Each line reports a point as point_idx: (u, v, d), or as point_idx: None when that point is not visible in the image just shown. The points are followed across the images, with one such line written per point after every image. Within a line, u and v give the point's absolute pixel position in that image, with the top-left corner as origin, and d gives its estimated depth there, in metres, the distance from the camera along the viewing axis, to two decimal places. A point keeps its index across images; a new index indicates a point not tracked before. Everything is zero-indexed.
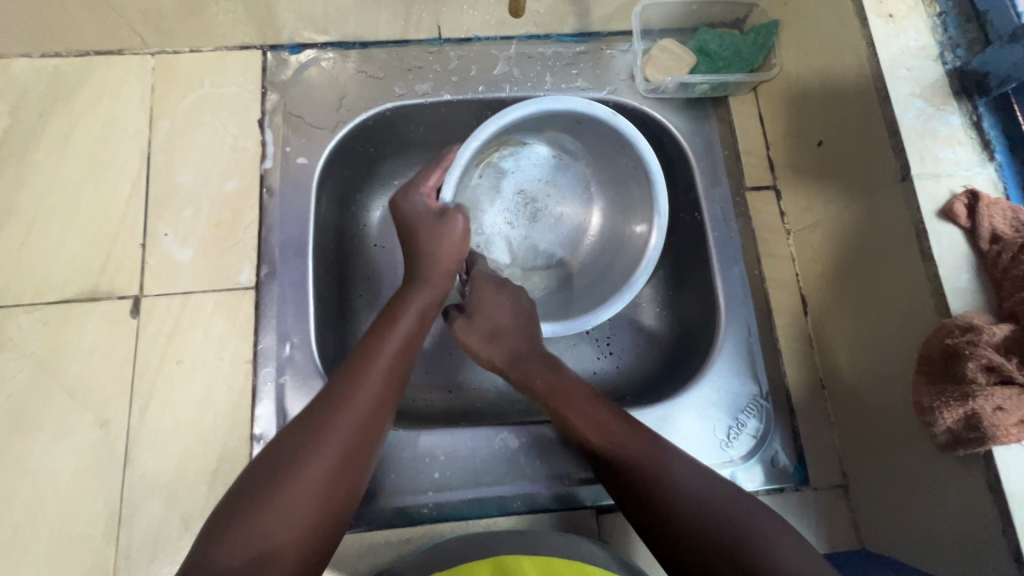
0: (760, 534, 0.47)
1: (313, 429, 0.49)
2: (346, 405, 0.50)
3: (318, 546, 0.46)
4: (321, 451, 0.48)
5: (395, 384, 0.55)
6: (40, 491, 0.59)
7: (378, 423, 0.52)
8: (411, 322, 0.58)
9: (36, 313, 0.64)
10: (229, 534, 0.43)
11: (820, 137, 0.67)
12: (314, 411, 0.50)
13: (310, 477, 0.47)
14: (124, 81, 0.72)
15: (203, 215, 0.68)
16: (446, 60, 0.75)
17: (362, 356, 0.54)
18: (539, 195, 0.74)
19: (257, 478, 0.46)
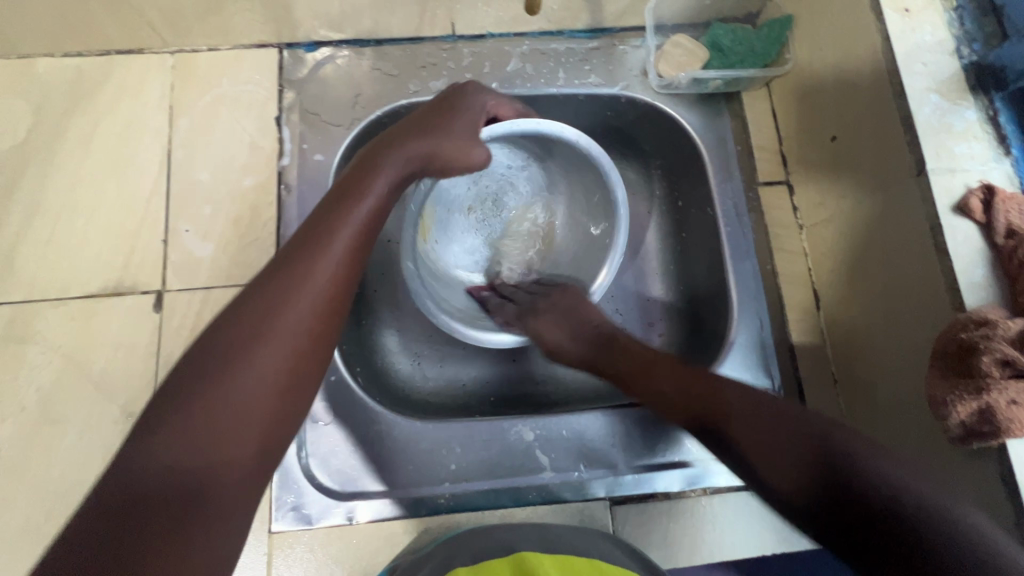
0: (906, 488, 0.43)
1: (257, 324, 0.46)
2: (292, 304, 0.48)
3: (259, 455, 0.44)
4: (268, 350, 0.45)
5: (347, 282, 0.52)
6: (70, 481, 0.61)
7: (327, 322, 0.50)
8: (367, 208, 0.55)
9: (63, 307, 0.65)
10: (166, 429, 0.41)
11: (834, 133, 0.67)
12: (259, 302, 0.47)
13: (255, 374, 0.45)
14: (144, 79, 0.73)
15: (223, 211, 0.70)
16: (460, 57, 0.76)
17: (312, 248, 0.51)
18: (497, 200, 0.76)
19: (184, 386, 0.43)
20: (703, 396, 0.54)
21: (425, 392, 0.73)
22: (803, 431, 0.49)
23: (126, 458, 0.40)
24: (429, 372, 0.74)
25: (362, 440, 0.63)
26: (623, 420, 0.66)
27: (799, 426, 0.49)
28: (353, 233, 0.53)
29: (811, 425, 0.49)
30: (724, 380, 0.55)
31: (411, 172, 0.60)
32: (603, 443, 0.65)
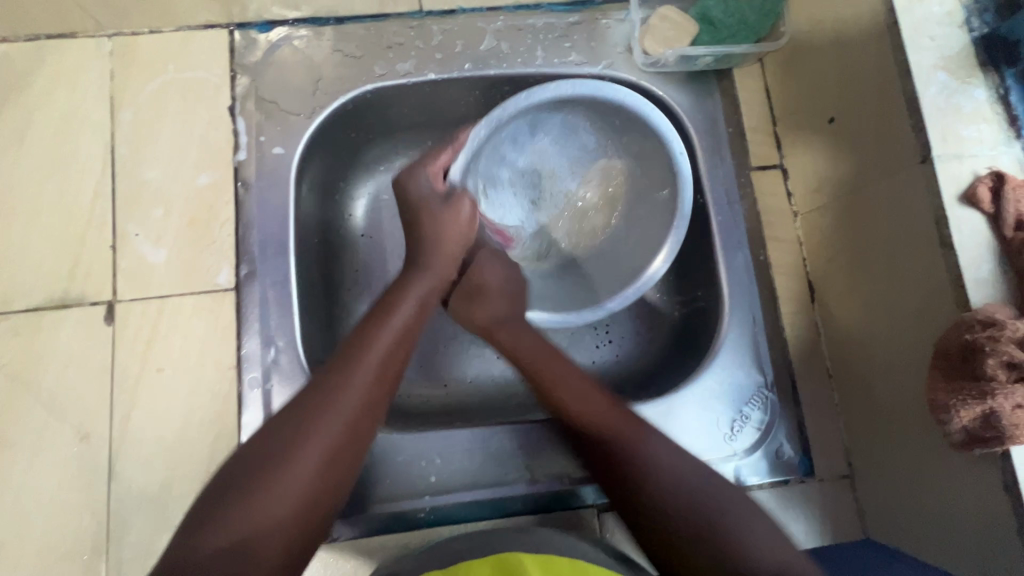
0: (734, 521, 0.47)
1: (301, 420, 0.47)
2: (341, 398, 0.48)
3: (304, 538, 0.45)
4: (309, 445, 0.46)
5: (391, 379, 0.52)
6: (22, 509, 0.57)
7: (373, 414, 0.50)
8: (410, 312, 0.56)
9: (4, 323, 0.61)
10: (215, 521, 0.42)
11: (832, 113, 0.63)
12: (307, 397, 0.48)
13: (302, 466, 0.45)
14: (81, 67, 0.67)
15: (175, 213, 0.64)
16: (429, 35, 0.70)
17: (362, 342, 0.52)
18: (537, 190, 0.71)
19: (241, 469, 0.45)
20: (585, 417, 0.54)
21: (404, 395, 0.70)
22: (687, 499, 0.48)
23: (182, 541, 0.42)
24: (408, 373, 0.71)
25: None
26: None
27: (671, 473, 0.50)
28: (399, 328, 0.54)
29: (701, 488, 0.49)
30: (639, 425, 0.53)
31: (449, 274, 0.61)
32: None
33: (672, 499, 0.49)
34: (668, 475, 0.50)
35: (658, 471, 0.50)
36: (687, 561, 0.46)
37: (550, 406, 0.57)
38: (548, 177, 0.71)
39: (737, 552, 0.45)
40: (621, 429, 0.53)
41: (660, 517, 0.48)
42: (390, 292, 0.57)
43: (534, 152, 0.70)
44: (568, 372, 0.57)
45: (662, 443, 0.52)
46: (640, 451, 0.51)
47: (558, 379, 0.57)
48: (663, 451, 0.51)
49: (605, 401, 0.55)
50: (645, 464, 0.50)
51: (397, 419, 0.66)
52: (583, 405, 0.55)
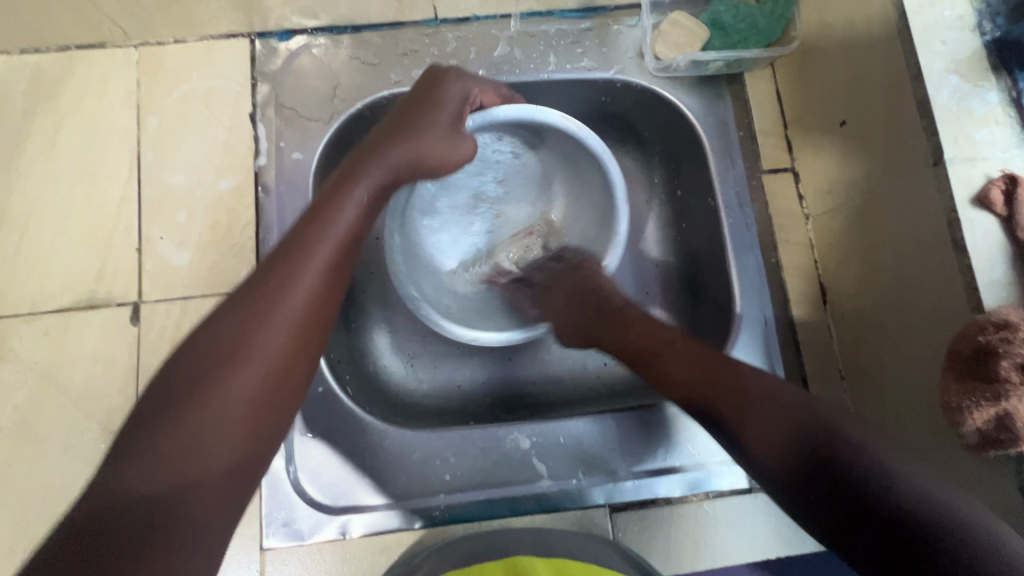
0: (881, 469, 0.42)
1: (229, 348, 0.43)
2: (269, 320, 0.45)
3: (240, 479, 0.42)
4: (239, 377, 0.43)
5: (334, 276, 0.50)
6: (52, 503, 0.59)
7: (319, 316, 0.48)
8: (357, 207, 0.53)
9: (36, 323, 0.63)
10: (131, 459, 0.39)
11: (843, 117, 0.63)
12: (234, 318, 0.44)
13: (230, 396, 0.42)
14: (109, 77, 0.69)
15: (198, 216, 0.66)
16: (443, 42, 0.71)
17: (299, 244, 0.49)
18: (491, 231, 0.73)
19: (156, 403, 0.41)
20: (698, 386, 0.52)
21: (418, 395, 0.71)
22: (810, 422, 0.46)
23: (100, 483, 0.38)
24: (422, 374, 0.72)
25: (353, 452, 0.61)
26: (623, 425, 0.64)
27: (792, 409, 0.47)
28: (346, 226, 0.52)
29: (807, 410, 0.47)
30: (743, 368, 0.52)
31: (405, 163, 0.57)
32: (602, 448, 0.63)
33: (793, 429, 0.46)
34: (780, 420, 0.47)
35: (757, 417, 0.48)
36: (839, 478, 0.43)
37: (649, 378, 0.57)
38: (490, 217, 0.73)
39: (875, 459, 0.43)
40: (768, 422, 0.47)
41: (823, 443, 0.45)
42: (335, 185, 0.54)
43: (463, 217, 0.72)
44: (661, 340, 0.57)
45: (776, 386, 0.50)
46: (749, 398, 0.49)
47: (668, 361, 0.55)
48: (767, 396, 0.49)
49: (697, 355, 0.55)
50: (752, 411, 0.48)
51: (412, 419, 0.67)
52: (678, 364, 0.54)
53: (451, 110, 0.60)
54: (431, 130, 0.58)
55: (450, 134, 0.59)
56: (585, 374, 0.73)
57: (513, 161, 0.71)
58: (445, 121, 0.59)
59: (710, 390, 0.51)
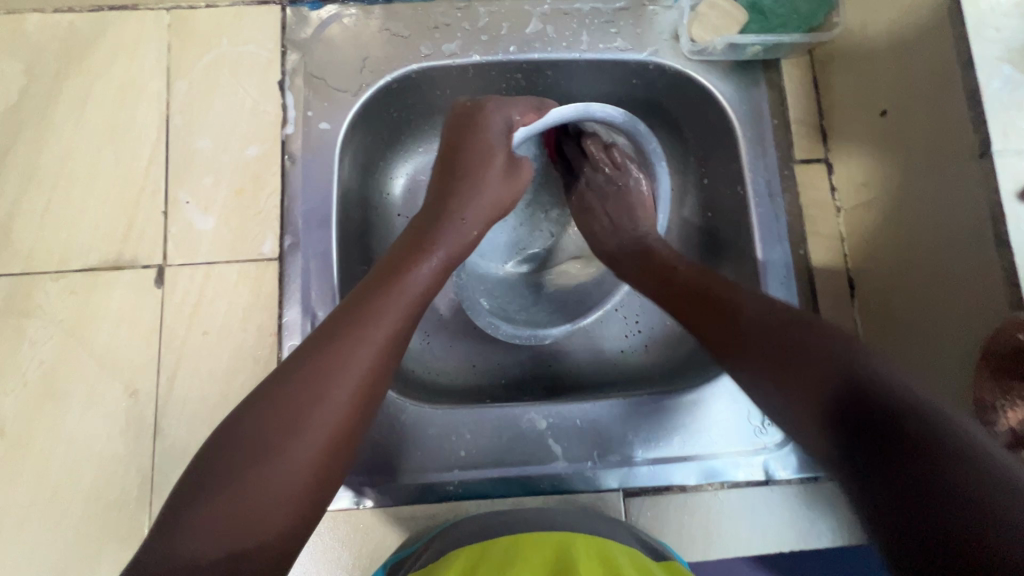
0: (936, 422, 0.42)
1: (296, 406, 0.43)
2: (336, 384, 0.44)
3: (298, 537, 0.43)
4: (300, 441, 0.42)
5: (397, 350, 0.50)
6: (74, 458, 0.60)
7: (378, 383, 0.48)
8: (426, 275, 0.53)
9: (62, 280, 0.63)
10: (202, 505, 0.39)
11: (884, 106, 0.61)
12: (305, 375, 0.44)
13: (295, 457, 0.42)
14: (140, 40, 0.69)
15: (224, 182, 0.66)
16: (475, 16, 0.70)
17: (367, 310, 0.48)
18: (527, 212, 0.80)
19: (228, 452, 0.41)
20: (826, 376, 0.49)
21: (435, 372, 0.71)
22: (912, 395, 0.44)
23: (164, 533, 0.39)
24: (437, 351, 0.72)
25: (369, 423, 0.61)
26: (640, 410, 0.63)
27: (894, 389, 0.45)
28: (411, 299, 0.51)
29: (829, 343, 0.51)
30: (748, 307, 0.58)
31: (474, 235, 0.59)
32: (618, 431, 0.63)
33: (899, 399, 0.44)
34: (903, 396, 0.45)
35: (899, 396, 0.45)
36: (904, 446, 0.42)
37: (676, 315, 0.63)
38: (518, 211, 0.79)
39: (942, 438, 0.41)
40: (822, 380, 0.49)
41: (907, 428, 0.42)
42: (405, 250, 0.55)
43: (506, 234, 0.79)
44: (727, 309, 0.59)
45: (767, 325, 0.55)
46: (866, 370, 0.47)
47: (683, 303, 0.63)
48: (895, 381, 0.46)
49: (781, 325, 0.55)
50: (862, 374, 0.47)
51: (428, 395, 0.67)
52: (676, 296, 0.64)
53: (501, 146, 0.61)
54: (487, 174, 0.61)
55: (507, 177, 0.62)
56: (601, 360, 0.73)
57: (540, 151, 0.77)
58: (498, 158, 0.61)
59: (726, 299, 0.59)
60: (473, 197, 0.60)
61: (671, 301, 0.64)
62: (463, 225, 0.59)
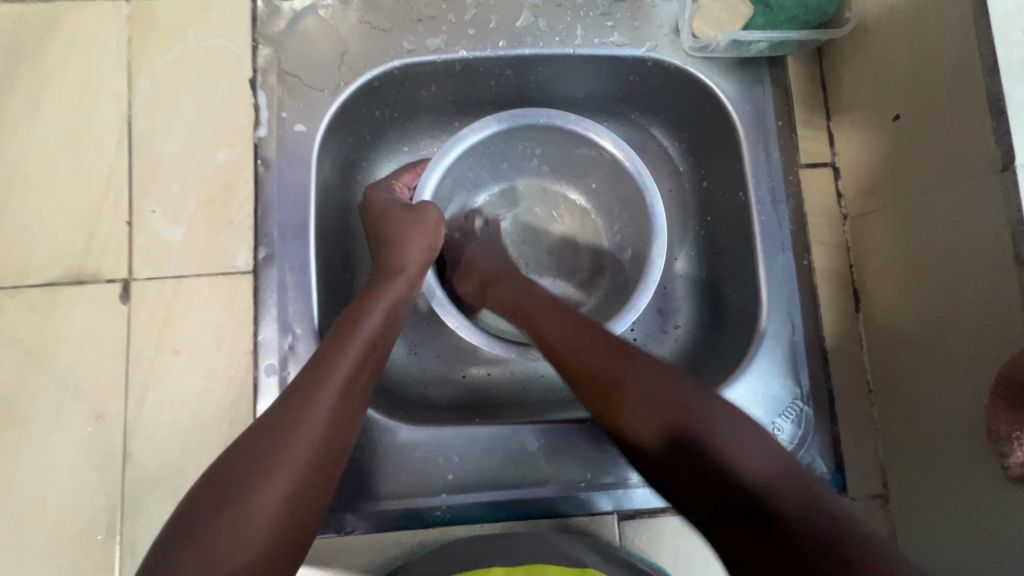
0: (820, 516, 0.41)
1: (256, 465, 0.42)
2: (296, 434, 0.43)
3: None
4: (262, 497, 0.41)
5: (358, 394, 0.48)
6: (38, 486, 0.56)
7: (346, 429, 0.47)
8: (378, 320, 0.52)
9: (20, 297, 0.59)
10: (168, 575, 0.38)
11: (897, 111, 0.58)
12: (262, 435, 0.43)
13: (255, 515, 0.40)
14: (98, 33, 0.64)
15: (193, 190, 0.62)
16: (461, 8, 0.65)
17: (320, 363, 0.48)
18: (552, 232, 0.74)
19: (194, 519, 0.40)
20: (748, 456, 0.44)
21: (422, 385, 0.68)
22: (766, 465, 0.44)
23: None
24: (425, 363, 0.69)
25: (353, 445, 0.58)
26: None
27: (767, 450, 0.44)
28: (364, 343, 0.50)
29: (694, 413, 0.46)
30: (636, 364, 0.50)
31: (418, 275, 0.58)
32: (613, 451, 0.60)
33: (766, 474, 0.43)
34: (740, 451, 0.44)
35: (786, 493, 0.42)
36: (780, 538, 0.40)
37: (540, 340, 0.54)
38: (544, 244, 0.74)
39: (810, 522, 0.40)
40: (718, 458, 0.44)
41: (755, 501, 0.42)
42: (361, 299, 0.55)
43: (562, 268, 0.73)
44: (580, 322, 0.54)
45: (656, 372, 0.49)
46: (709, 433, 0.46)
47: (544, 324, 0.55)
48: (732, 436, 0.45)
49: (620, 356, 0.50)
50: (708, 435, 0.45)
51: (415, 412, 0.64)
52: (562, 329, 0.53)
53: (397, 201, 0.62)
54: (398, 228, 0.59)
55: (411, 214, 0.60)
56: None
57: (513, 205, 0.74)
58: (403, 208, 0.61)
59: (591, 362, 0.51)
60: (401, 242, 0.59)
61: (540, 307, 0.56)
62: (408, 270, 0.58)
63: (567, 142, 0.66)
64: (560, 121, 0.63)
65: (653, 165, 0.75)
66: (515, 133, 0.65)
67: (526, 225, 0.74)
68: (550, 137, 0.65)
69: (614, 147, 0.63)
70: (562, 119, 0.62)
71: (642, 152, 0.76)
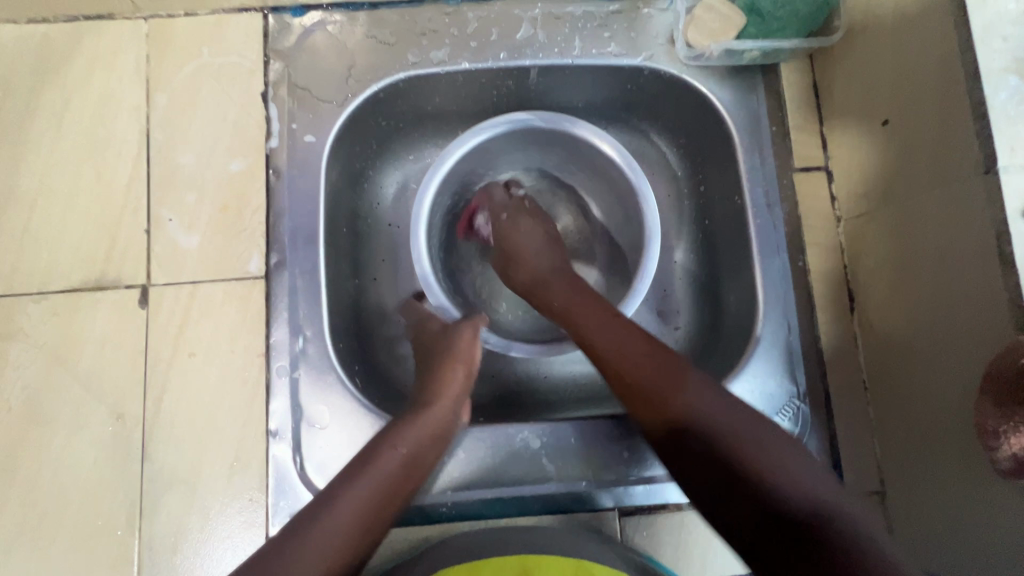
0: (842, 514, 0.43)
1: (299, 534, 0.47)
2: (336, 513, 0.48)
3: None
4: (294, 564, 0.45)
5: (423, 464, 0.54)
6: (62, 485, 0.59)
7: (384, 516, 0.50)
8: (456, 392, 0.58)
9: (44, 302, 0.62)
10: None
11: (886, 115, 0.59)
12: (333, 485, 0.51)
13: (309, 556, 0.45)
14: (118, 50, 0.67)
15: (208, 199, 0.64)
16: (464, 21, 0.68)
17: (394, 429, 0.54)
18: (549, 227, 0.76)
19: (267, 546, 0.47)
20: (736, 426, 0.49)
21: None
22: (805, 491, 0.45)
23: None
24: None
25: None
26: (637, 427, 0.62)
27: (789, 470, 0.46)
28: (437, 413, 0.56)
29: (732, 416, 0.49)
30: (687, 377, 0.52)
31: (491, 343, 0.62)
32: (613, 449, 0.62)
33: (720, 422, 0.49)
34: (716, 412, 0.50)
35: (780, 469, 0.46)
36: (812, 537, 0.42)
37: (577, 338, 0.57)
38: None
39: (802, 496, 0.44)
40: (717, 422, 0.49)
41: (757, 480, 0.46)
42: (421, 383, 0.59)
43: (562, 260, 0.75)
44: (598, 313, 0.57)
45: (709, 392, 0.51)
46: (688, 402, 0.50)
47: (590, 324, 0.56)
48: (725, 413, 0.50)
49: (652, 348, 0.54)
50: (694, 416, 0.49)
51: None
52: (607, 333, 0.55)
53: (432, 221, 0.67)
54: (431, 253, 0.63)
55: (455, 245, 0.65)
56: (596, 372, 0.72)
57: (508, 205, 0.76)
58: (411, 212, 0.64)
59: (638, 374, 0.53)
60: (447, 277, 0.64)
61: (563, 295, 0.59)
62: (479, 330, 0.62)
63: (547, 140, 0.68)
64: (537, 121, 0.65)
65: (652, 170, 0.77)
66: (504, 136, 0.67)
67: None
68: (537, 137, 0.68)
69: (608, 150, 0.65)
70: (551, 119, 0.65)
71: (641, 157, 0.78)
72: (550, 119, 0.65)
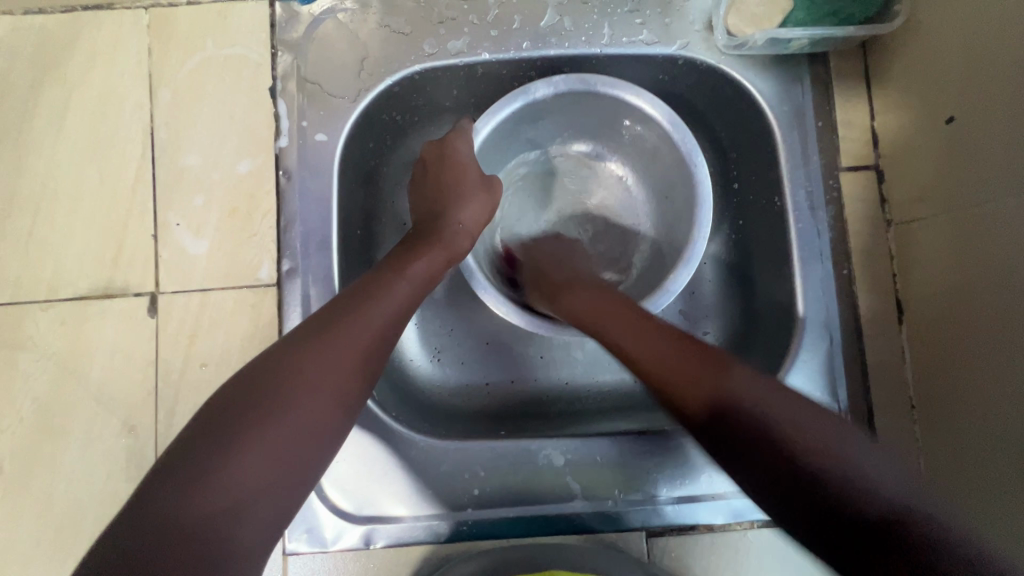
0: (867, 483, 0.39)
1: (255, 411, 0.42)
2: (297, 397, 0.43)
3: (275, 507, 0.41)
4: (246, 451, 0.40)
5: (387, 345, 0.50)
6: (74, 499, 0.58)
7: (352, 392, 0.46)
8: (424, 268, 0.54)
9: (52, 311, 0.60)
10: (191, 470, 0.39)
11: (950, 112, 0.54)
12: (289, 356, 0.45)
13: (279, 421, 0.42)
14: (118, 42, 0.63)
15: (216, 201, 0.61)
16: (483, 7, 0.63)
17: (359, 302, 0.49)
18: (585, 192, 0.72)
19: (223, 417, 0.42)
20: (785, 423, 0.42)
21: (447, 394, 0.67)
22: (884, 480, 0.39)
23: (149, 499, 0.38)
24: (449, 372, 0.68)
25: (378, 460, 0.58)
26: (666, 445, 0.59)
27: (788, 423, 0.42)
28: (413, 285, 0.53)
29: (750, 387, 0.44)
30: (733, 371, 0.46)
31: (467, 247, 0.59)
32: (641, 468, 0.59)
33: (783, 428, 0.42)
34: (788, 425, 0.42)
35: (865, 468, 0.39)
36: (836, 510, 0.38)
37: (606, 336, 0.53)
38: (581, 205, 0.72)
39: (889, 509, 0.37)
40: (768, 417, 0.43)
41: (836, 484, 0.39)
42: (399, 255, 0.55)
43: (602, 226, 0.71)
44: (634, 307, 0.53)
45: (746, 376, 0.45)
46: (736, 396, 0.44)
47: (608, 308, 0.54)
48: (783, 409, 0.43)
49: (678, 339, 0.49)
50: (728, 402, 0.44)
51: (440, 423, 0.63)
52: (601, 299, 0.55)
53: (465, 182, 0.61)
54: (456, 217, 0.60)
55: (486, 190, 0.62)
56: (622, 381, 0.68)
57: (539, 174, 0.72)
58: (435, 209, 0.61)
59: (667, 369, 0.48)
60: (464, 201, 0.60)
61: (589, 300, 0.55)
62: (467, 231, 0.60)
63: (586, 101, 0.63)
64: (574, 83, 0.60)
65: None
66: (520, 114, 0.62)
67: (560, 189, 0.72)
68: (552, 106, 0.63)
69: (650, 108, 0.60)
70: (561, 83, 0.60)
71: None
72: (591, 82, 0.60)
